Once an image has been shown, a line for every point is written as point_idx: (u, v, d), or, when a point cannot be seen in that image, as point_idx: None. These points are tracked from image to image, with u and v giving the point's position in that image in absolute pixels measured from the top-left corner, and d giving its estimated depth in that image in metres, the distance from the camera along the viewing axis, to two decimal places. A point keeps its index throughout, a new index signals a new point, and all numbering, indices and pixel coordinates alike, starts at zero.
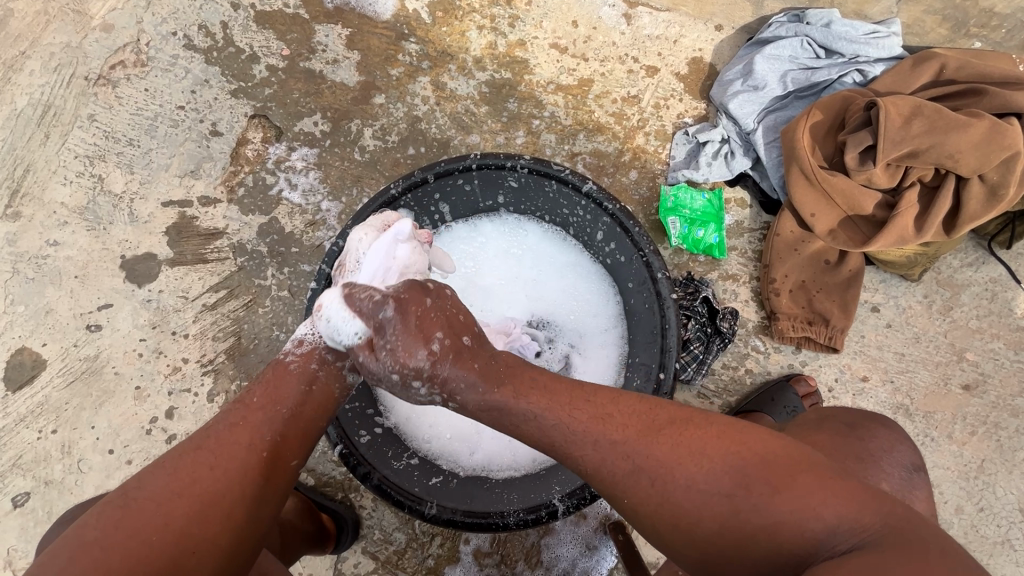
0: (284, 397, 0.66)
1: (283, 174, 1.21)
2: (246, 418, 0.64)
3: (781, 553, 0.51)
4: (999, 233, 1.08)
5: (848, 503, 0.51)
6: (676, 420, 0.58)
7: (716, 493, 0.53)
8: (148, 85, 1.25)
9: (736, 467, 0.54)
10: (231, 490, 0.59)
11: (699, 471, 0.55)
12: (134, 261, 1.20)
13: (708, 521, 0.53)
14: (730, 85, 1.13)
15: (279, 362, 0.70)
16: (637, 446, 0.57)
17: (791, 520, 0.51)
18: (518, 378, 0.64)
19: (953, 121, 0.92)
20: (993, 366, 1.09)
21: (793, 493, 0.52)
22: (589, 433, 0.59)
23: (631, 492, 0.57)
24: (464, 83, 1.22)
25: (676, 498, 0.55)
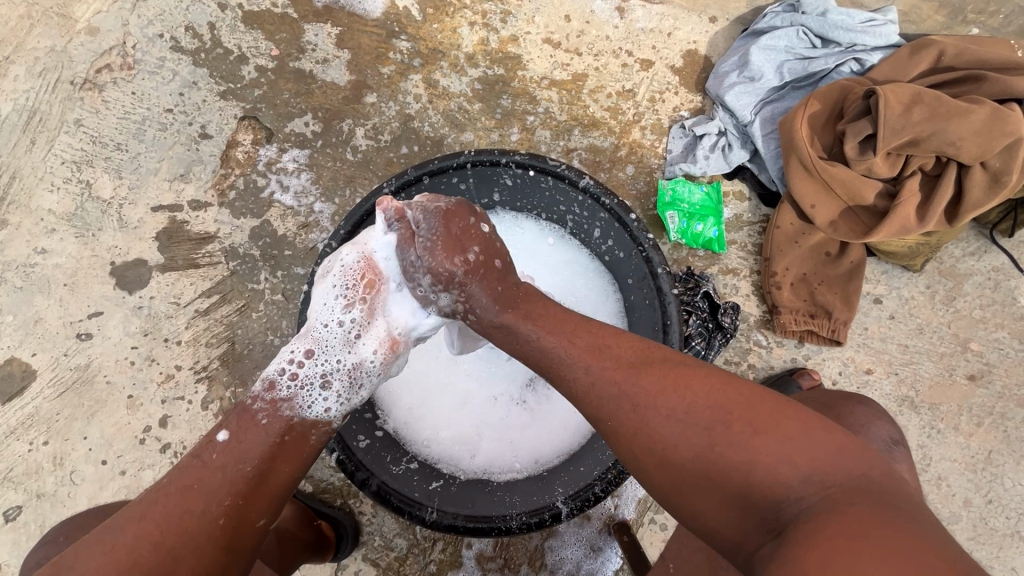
0: (247, 454, 0.60)
1: (274, 176, 1.19)
2: (200, 479, 0.59)
3: (751, 494, 0.48)
4: (1001, 221, 1.07)
5: (829, 456, 0.47)
6: (674, 359, 0.58)
7: (694, 428, 0.52)
8: (135, 88, 1.23)
9: (718, 409, 0.52)
10: (180, 564, 0.56)
11: (681, 401, 0.53)
12: (124, 267, 1.17)
13: (682, 452, 0.52)
14: (726, 78, 1.12)
15: (251, 413, 0.63)
16: (624, 374, 0.57)
17: (765, 464, 0.48)
18: (532, 312, 0.65)
19: (953, 108, 0.90)
20: (997, 355, 1.07)
21: (773, 439, 0.49)
22: (582, 359, 0.60)
23: (614, 414, 0.57)
24: (456, 80, 1.21)
25: (653, 422, 0.54)
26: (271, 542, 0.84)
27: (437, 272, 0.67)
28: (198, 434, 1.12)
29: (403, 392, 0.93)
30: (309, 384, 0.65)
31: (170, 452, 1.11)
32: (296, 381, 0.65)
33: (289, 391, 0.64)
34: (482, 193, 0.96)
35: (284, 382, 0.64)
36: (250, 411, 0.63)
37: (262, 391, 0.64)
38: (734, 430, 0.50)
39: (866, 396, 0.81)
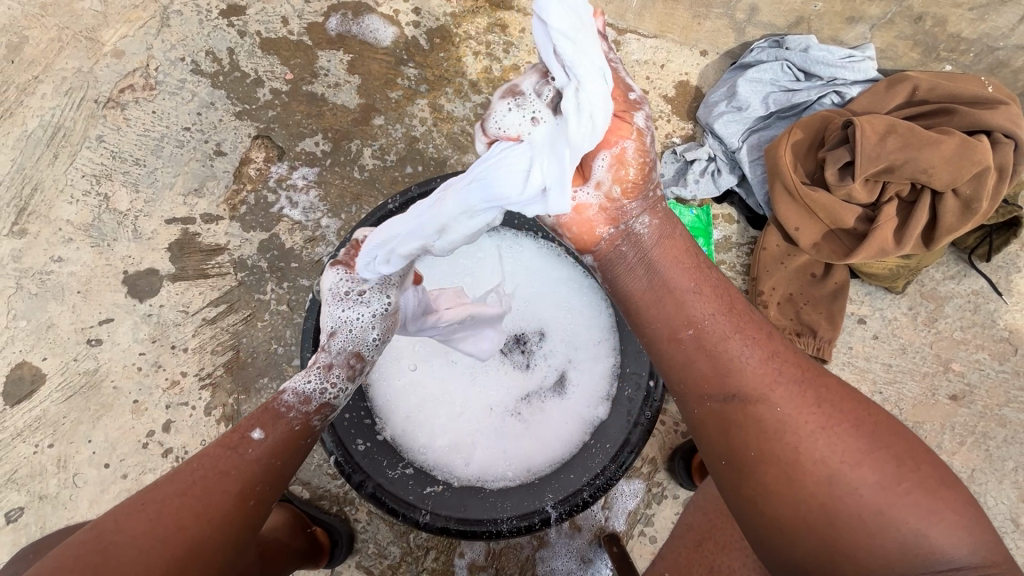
0: (282, 452, 0.66)
1: (284, 192, 1.25)
2: (238, 467, 0.63)
3: (916, 545, 0.48)
4: (978, 246, 1.11)
5: (991, 543, 0.48)
6: (849, 386, 0.58)
7: (879, 457, 0.51)
8: (156, 107, 1.30)
9: (900, 446, 0.52)
10: (220, 536, 0.59)
11: (865, 424, 0.54)
12: (136, 276, 1.22)
13: (856, 475, 0.51)
14: (714, 107, 1.19)
15: (285, 420, 0.68)
16: (803, 376, 0.58)
17: (943, 519, 0.48)
18: (709, 283, 0.66)
19: (925, 139, 0.96)
20: (978, 376, 1.11)
21: (951, 510, 0.49)
22: (759, 345, 0.60)
23: (781, 399, 0.56)
24: (460, 105, 1.28)
25: (832, 430, 0.53)
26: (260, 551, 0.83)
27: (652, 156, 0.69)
28: (200, 440, 1.15)
29: (402, 398, 0.96)
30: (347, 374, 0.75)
31: (172, 456, 1.14)
32: (330, 391, 0.73)
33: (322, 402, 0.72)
34: None
35: (320, 396, 0.72)
36: (278, 409, 0.69)
37: (297, 403, 0.70)
38: (922, 475, 0.50)
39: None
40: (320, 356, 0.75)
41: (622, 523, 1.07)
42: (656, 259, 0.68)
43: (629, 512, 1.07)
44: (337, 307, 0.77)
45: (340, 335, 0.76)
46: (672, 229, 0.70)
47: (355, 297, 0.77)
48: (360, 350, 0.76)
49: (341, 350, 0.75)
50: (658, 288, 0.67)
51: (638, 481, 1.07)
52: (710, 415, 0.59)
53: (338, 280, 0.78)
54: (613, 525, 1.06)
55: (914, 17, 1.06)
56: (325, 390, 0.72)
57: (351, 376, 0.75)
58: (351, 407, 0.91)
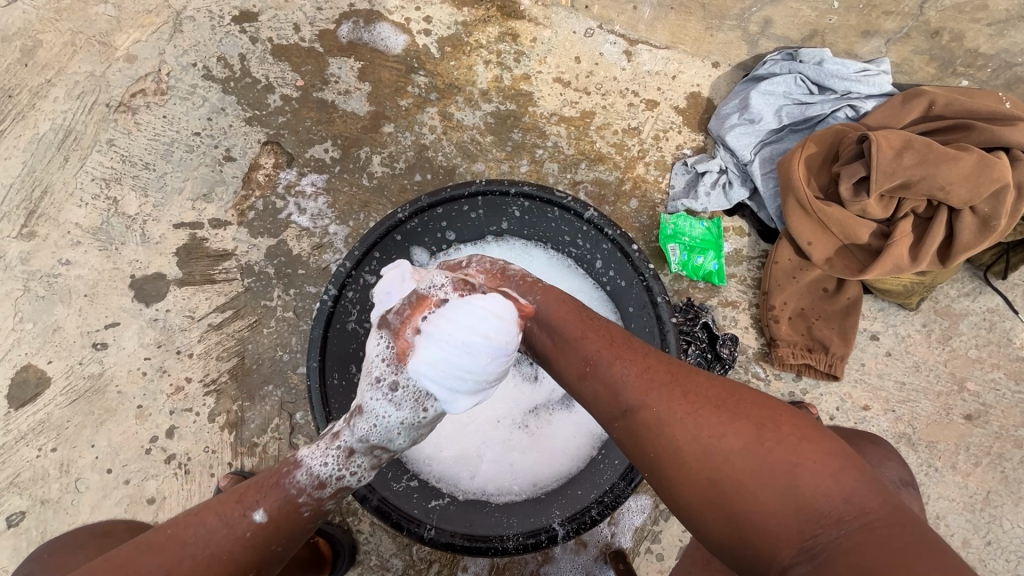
0: (281, 536, 0.61)
1: (293, 198, 1.25)
2: (231, 551, 0.58)
3: (795, 506, 0.46)
4: (994, 263, 1.09)
5: (865, 488, 0.46)
6: (716, 374, 0.56)
7: (743, 423, 0.50)
8: (167, 112, 1.30)
9: (766, 414, 0.51)
10: None
11: (729, 396, 0.53)
12: (144, 280, 1.22)
13: (726, 449, 0.49)
14: (727, 119, 1.18)
15: (295, 503, 0.62)
16: (672, 368, 0.58)
17: (811, 473, 0.47)
18: (588, 324, 0.66)
19: (943, 155, 0.94)
20: (994, 396, 1.09)
21: (819, 460, 0.47)
22: (636, 355, 0.61)
23: (656, 402, 0.54)
24: (470, 114, 1.27)
25: (701, 412, 0.52)
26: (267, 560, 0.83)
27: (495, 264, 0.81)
28: (203, 447, 1.14)
29: None
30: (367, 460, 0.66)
31: (175, 462, 1.13)
32: (347, 475, 0.65)
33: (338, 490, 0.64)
34: (491, 221, 1.00)
35: (338, 481, 0.64)
36: (289, 492, 0.62)
37: (309, 486, 0.63)
38: (783, 430, 0.49)
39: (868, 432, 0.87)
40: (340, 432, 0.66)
41: (629, 540, 1.05)
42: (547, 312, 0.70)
43: (635, 528, 1.05)
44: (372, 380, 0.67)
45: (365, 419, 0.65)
46: (553, 293, 0.72)
47: (386, 387, 0.65)
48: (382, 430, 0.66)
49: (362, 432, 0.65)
50: (548, 325, 0.69)
51: (645, 497, 1.05)
52: (616, 439, 0.58)
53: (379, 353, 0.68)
54: (619, 542, 1.05)
55: (931, 32, 1.05)
56: (343, 475, 0.64)
57: (374, 462, 0.66)
58: None
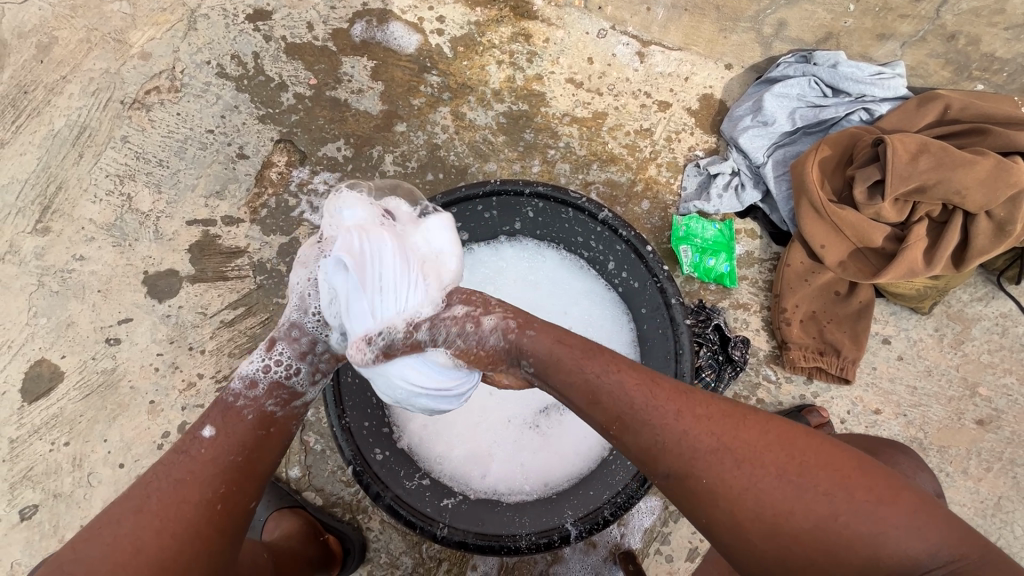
0: (236, 446, 0.64)
1: (305, 196, 1.25)
2: (193, 472, 0.61)
3: (874, 570, 0.50)
4: (1008, 268, 1.09)
5: (944, 539, 0.49)
6: (769, 425, 0.56)
7: (811, 492, 0.52)
8: (181, 109, 1.31)
9: (832, 478, 0.52)
10: (183, 550, 0.58)
11: (789, 459, 0.54)
12: (156, 276, 1.22)
13: (795, 521, 0.52)
14: (740, 121, 1.18)
15: (235, 410, 0.66)
16: (720, 424, 0.56)
17: (887, 537, 0.49)
18: (609, 368, 0.61)
19: (959, 159, 0.94)
20: (1006, 402, 1.08)
21: (896, 521, 0.50)
22: (672, 410, 0.58)
23: (712, 474, 0.54)
24: (482, 114, 1.27)
25: (763, 484, 0.53)
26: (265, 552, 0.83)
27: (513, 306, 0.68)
28: None
29: None
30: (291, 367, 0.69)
31: None
32: (276, 369, 0.68)
33: (269, 383, 0.68)
34: (505, 221, 1.00)
35: (266, 377, 0.68)
36: (226, 402, 0.66)
37: (245, 389, 0.67)
38: (853, 494, 0.51)
39: (894, 439, 0.86)
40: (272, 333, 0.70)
41: (638, 541, 1.05)
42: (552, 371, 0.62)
43: (645, 529, 1.05)
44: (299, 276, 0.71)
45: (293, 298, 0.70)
46: (552, 334, 0.64)
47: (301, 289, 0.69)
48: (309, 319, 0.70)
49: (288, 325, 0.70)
50: (558, 377, 0.62)
51: (655, 498, 1.05)
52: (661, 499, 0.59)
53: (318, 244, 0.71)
54: (628, 543, 1.05)
55: (947, 36, 1.05)
56: (270, 369, 0.68)
57: (297, 351, 0.69)
58: (370, 416, 0.90)
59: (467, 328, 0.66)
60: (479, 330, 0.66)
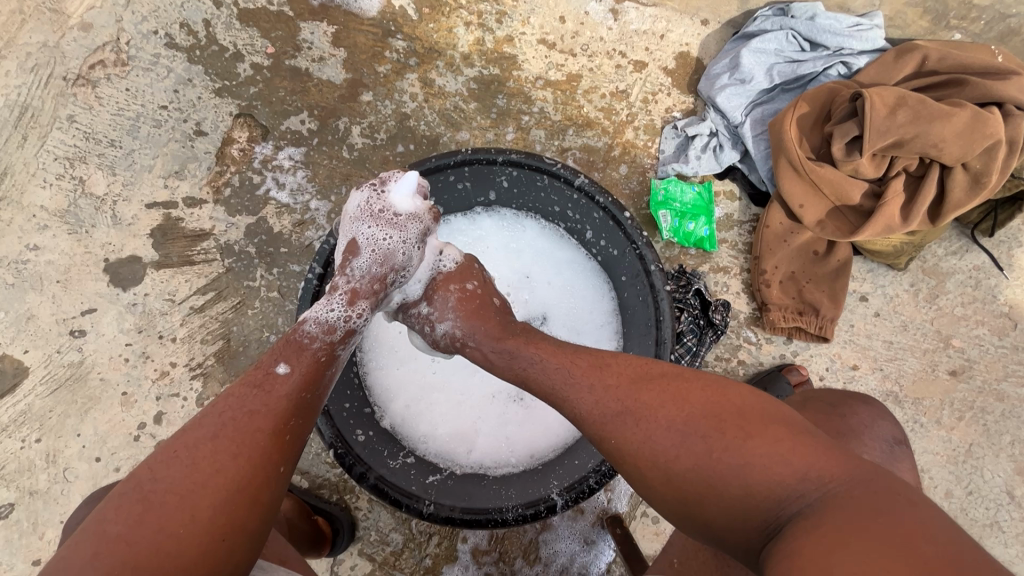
0: (311, 383, 0.64)
1: (270, 173, 1.19)
2: (264, 403, 0.60)
3: (755, 502, 0.50)
4: (982, 221, 1.10)
5: (817, 462, 0.49)
6: (668, 378, 0.59)
7: (693, 438, 0.54)
8: (129, 84, 1.22)
9: (712, 422, 0.54)
10: (256, 474, 0.56)
11: (678, 410, 0.56)
12: (118, 264, 1.17)
13: (682, 467, 0.53)
14: (717, 79, 1.14)
15: (310, 352, 0.66)
16: (624, 388, 0.60)
17: (762, 468, 0.50)
18: (531, 352, 0.67)
19: (936, 111, 0.93)
20: (978, 352, 1.11)
21: (769, 452, 0.50)
22: (586, 377, 0.62)
23: (617, 434, 0.58)
24: (452, 79, 1.22)
25: (653, 436, 0.56)
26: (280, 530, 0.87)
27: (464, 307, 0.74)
28: None
29: (402, 386, 0.96)
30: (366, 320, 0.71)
31: None
32: (354, 318, 0.70)
33: (346, 333, 0.69)
34: (479, 191, 0.97)
35: (345, 324, 0.69)
36: (300, 342, 0.66)
37: (321, 333, 0.68)
38: (730, 435, 0.52)
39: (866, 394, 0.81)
40: (342, 286, 0.71)
41: (625, 504, 1.06)
42: (485, 356, 0.70)
43: (631, 493, 1.07)
44: (385, 230, 0.74)
45: (366, 254, 0.73)
46: (486, 322, 0.73)
47: (388, 217, 0.75)
48: (388, 267, 0.73)
49: (366, 273, 0.72)
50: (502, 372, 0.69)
51: None
52: None
53: (365, 199, 0.76)
54: (615, 507, 1.06)
55: None
56: (349, 318, 0.70)
57: (375, 302, 0.72)
58: (351, 398, 0.90)
59: (425, 327, 0.75)
60: (432, 332, 0.74)
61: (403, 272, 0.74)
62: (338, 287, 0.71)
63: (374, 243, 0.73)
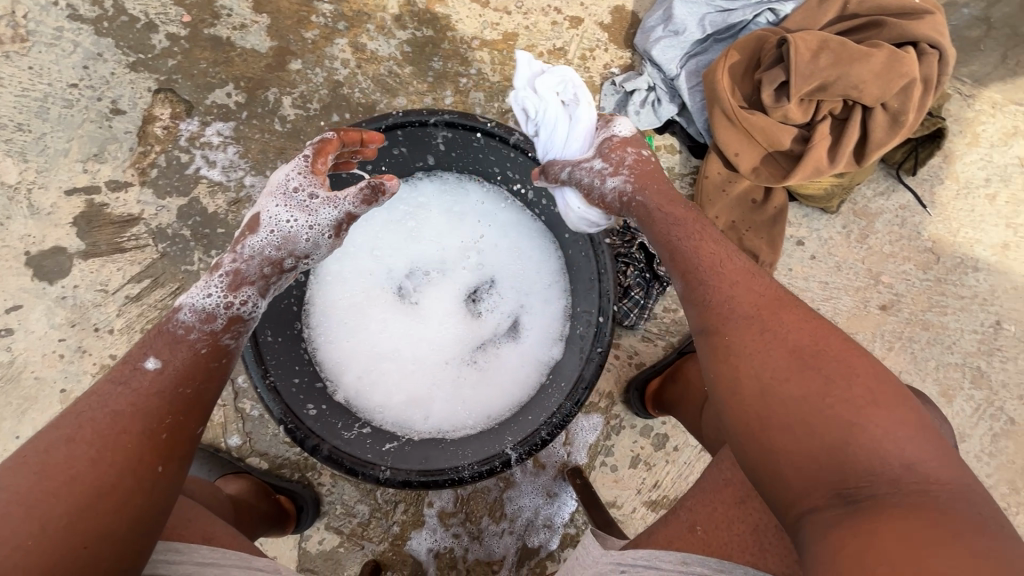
0: (189, 377, 0.61)
1: (198, 151, 1.14)
2: (130, 405, 0.57)
3: (843, 461, 0.50)
4: (905, 161, 1.15)
5: (927, 457, 0.49)
6: (812, 317, 0.59)
7: (815, 375, 0.54)
8: (32, 62, 1.13)
9: (841, 370, 0.54)
10: (121, 477, 0.54)
11: (811, 345, 0.56)
12: (41, 256, 1.10)
13: (787, 391, 0.54)
14: (652, 32, 1.14)
15: (187, 343, 0.63)
16: (764, 302, 0.61)
17: (873, 436, 0.50)
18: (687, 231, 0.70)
19: (855, 53, 0.96)
20: (905, 286, 1.17)
21: (886, 423, 0.50)
22: (729, 276, 0.65)
23: (737, 331, 0.60)
24: (384, 43, 1.18)
25: (772, 353, 0.57)
26: (227, 502, 0.85)
27: (630, 167, 0.77)
28: None
29: (354, 359, 0.96)
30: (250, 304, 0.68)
31: None
32: (237, 304, 0.67)
33: (227, 318, 0.66)
34: (417, 157, 0.95)
35: (224, 309, 0.66)
36: (174, 333, 0.63)
37: (198, 322, 0.64)
38: (858, 394, 0.52)
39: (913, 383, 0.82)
40: (227, 264, 0.68)
41: (584, 456, 1.10)
42: (643, 211, 0.74)
43: (589, 445, 1.10)
44: (293, 208, 0.71)
45: (264, 233, 0.70)
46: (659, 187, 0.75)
47: (302, 199, 0.71)
48: (286, 252, 0.70)
49: (257, 254, 0.69)
50: (648, 232, 0.73)
51: (597, 415, 1.10)
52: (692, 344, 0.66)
53: (288, 174, 0.73)
54: (575, 459, 1.10)
55: None
56: (229, 304, 0.66)
57: (264, 287, 0.70)
58: (300, 373, 0.88)
59: (595, 181, 0.78)
60: (603, 186, 0.77)
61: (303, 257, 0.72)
62: (223, 265, 0.68)
63: (274, 223, 0.70)
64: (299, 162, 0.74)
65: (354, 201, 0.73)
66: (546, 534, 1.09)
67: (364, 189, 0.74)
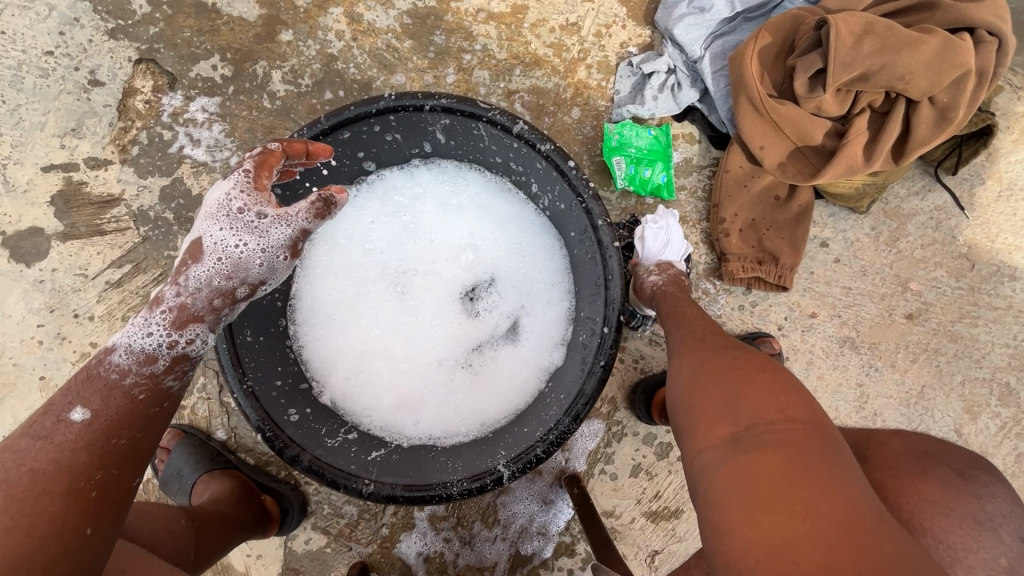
0: (125, 427, 0.56)
1: (182, 128, 1.06)
2: (53, 462, 0.52)
3: (719, 409, 0.58)
4: (945, 159, 1.06)
5: (792, 414, 0.55)
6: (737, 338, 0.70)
7: (718, 357, 0.65)
8: (5, 27, 1.06)
9: (739, 357, 0.64)
10: (45, 544, 0.48)
11: (726, 345, 0.67)
12: (18, 237, 1.05)
13: (695, 370, 0.65)
14: (674, 9, 1.04)
15: (121, 390, 0.57)
16: (706, 327, 0.75)
17: (743, 388, 0.58)
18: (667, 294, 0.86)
19: (905, 39, 0.85)
20: (934, 294, 1.09)
21: (758, 383, 0.59)
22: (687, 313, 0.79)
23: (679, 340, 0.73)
24: (382, 14, 1.08)
25: (695, 350, 0.69)
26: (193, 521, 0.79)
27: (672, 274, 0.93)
28: None
29: (340, 359, 0.90)
30: (194, 339, 0.61)
31: None
32: (183, 343, 0.60)
33: (173, 358, 0.60)
34: (413, 143, 0.88)
35: (168, 349, 0.59)
36: (108, 377, 0.57)
37: (135, 364, 0.58)
38: (745, 367, 0.62)
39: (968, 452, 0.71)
40: (170, 298, 0.60)
41: (583, 464, 1.05)
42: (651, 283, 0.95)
43: (589, 452, 1.05)
44: (237, 232, 0.62)
45: (210, 261, 0.61)
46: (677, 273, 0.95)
47: (247, 219, 0.62)
48: (237, 281, 0.62)
49: (203, 286, 0.61)
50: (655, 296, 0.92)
51: (597, 421, 1.05)
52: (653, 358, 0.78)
53: (227, 193, 0.63)
54: (573, 466, 1.05)
55: None
56: (171, 342, 0.60)
57: (215, 321, 0.63)
58: (284, 375, 0.83)
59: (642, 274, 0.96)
60: (643, 279, 0.95)
61: (258, 283, 0.64)
62: (165, 299, 0.61)
63: (216, 249, 0.61)
64: (239, 176, 0.63)
65: (307, 217, 0.65)
66: (540, 542, 1.04)
67: (317, 203, 0.65)
